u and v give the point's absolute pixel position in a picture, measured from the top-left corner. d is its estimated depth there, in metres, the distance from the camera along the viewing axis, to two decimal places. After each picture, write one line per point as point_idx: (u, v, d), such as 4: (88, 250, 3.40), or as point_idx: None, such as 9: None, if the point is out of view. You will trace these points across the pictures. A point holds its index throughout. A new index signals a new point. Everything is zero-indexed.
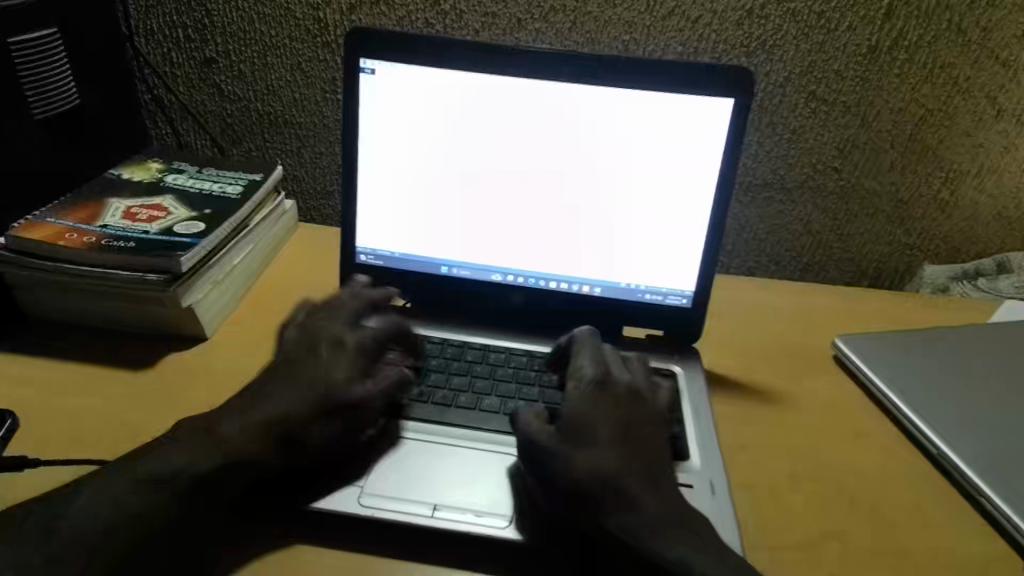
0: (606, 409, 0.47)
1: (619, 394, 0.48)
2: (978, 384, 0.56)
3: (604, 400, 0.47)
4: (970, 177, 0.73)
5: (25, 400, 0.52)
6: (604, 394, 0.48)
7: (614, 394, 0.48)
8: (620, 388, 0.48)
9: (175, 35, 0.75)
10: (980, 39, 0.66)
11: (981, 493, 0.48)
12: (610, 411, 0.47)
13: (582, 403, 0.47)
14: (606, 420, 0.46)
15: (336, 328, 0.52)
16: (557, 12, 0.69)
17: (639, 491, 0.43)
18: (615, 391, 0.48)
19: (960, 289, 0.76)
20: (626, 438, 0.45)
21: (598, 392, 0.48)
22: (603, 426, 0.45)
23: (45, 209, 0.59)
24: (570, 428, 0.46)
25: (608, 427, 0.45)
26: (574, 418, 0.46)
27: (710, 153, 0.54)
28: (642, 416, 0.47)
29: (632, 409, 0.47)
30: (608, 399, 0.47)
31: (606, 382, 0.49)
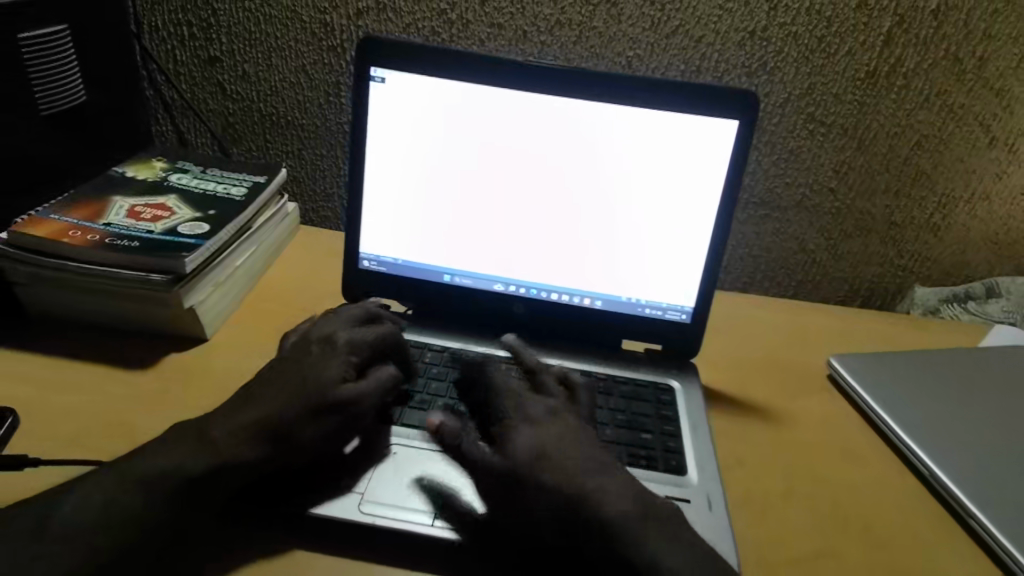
0: (544, 435, 0.45)
1: (544, 415, 0.46)
2: (968, 407, 0.57)
3: (541, 426, 0.45)
4: (962, 204, 0.74)
5: (23, 397, 0.52)
6: (534, 420, 0.46)
7: (541, 417, 0.46)
8: (540, 410, 0.46)
9: (180, 32, 0.75)
10: (976, 69, 0.68)
11: (970, 515, 0.49)
12: (549, 434, 0.45)
13: (518, 430, 0.45)
14: (551, 443, 0.44)
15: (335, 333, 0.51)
16: (562, 26, 0.70)
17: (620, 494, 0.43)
18: (536, 414, 0.46)
19: (951, 311, 0.77)
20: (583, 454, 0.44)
21: (525, 420, 0.46)
22: (552, 449, 0.44)
23: (48, 206, 0.59)
24: (518, 455, 0.43)
25: (556, 449, 0.44)
26: (518, 447, 0.44)
27: (713, 172, 0.55)
28: (574, 434, 0.46)
29: (569, 429, 0.46)
30: (544, 426, 0.45)
31: (524, 407, 0.47)
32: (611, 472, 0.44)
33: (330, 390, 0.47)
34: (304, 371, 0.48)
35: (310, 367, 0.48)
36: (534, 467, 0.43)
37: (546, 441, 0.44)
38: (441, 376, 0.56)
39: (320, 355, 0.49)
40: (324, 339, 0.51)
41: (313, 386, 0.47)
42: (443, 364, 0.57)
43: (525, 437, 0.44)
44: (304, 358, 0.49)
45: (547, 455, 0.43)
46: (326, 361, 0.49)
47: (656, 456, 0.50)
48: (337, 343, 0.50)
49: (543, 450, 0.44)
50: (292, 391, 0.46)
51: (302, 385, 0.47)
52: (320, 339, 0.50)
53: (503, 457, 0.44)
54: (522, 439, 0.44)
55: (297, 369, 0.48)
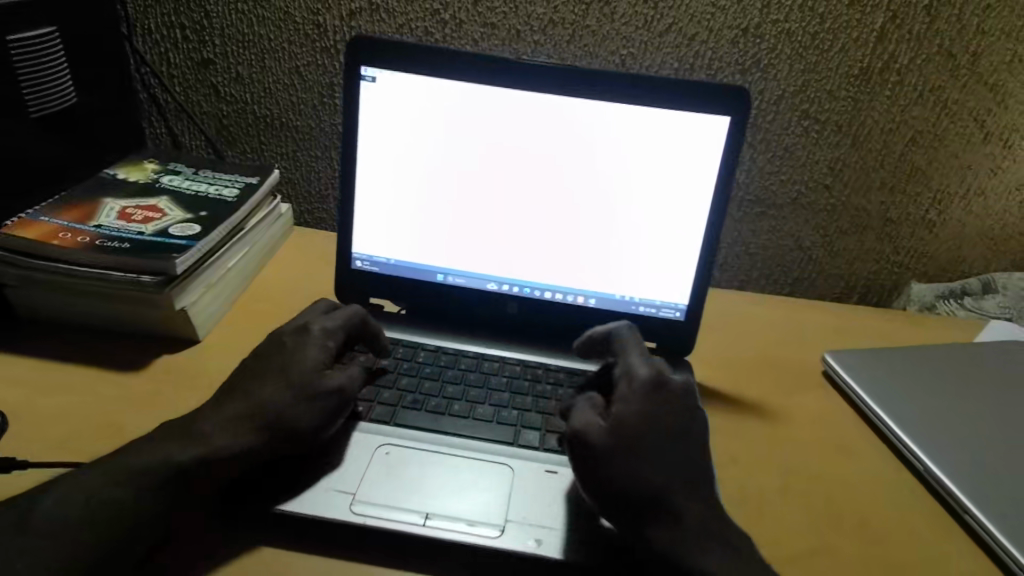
0: (655, 412, 0.45)
1: (675, 392, 0.46)
2: (964, 402, 0.57)
3: (659, 401, 0.45)
4: (958, 199, 0.74)
5: (13, 399, 0.52)
6: (659, 394, 0.46)
7: (669, 394, 0.46)
8: (675, 387, 0.46)
9: (173, 35, 0.75)
10: (970, 64, 0.67)
11: (966, 510, 0.49)
12: (662, 413, 0.45)
13: (633, 403, 0.45)
14: (658, 425, 0.44)
15: (314, 323, 0.53)
16: (555, 25, 0.70)
17: (682, 505, 0.42)
18: (672, 392, 0.46)
19: (947, 307, 0.77)
20: (676, 448, 0.44)
21: (651, 394, 0.46)
22: (656, 429, 0.44)
23: (39, 208, 0.59)
24: (622, 429, 0.44)
25: (654, 431, 0.44)
26: (626, 417, 0.44)
27: (706, 169, 0.55)
28: (696, 420, 0.46)
29: (686, 409, 0.46)
30: (663, 400, 0.46)
31: (663, 381, 0.47)
32: (702, 478, 0.44)
33: (315, 379, 0.48)
34: (285, 361, 0.49)
35: (290, 357, 0.49)
36: (629, 444, 0.43)
37: (656, 419, 0.44)
38: (434, 375, 0.55)
39: (296, 344, 0.51)
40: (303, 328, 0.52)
41: (298, 379, 0.48)
42: (436, 363, 0.57)
43: (635, 410, 0.45)
44: (282, 349, 0.50)
45: (647, 434, 0.44)
46: (306, 350, 0.50)
47: None
48: (312, 332, 0.51)
49: (649, 427, 0.44)
50: (280, 385, 0.47)
51: (288, 375, 0.48)
52: (295, 329, 0.52)
53: (606, 426, 0.44)
54: (637, 412, 0.45)
55: (279, 362, 0.49)
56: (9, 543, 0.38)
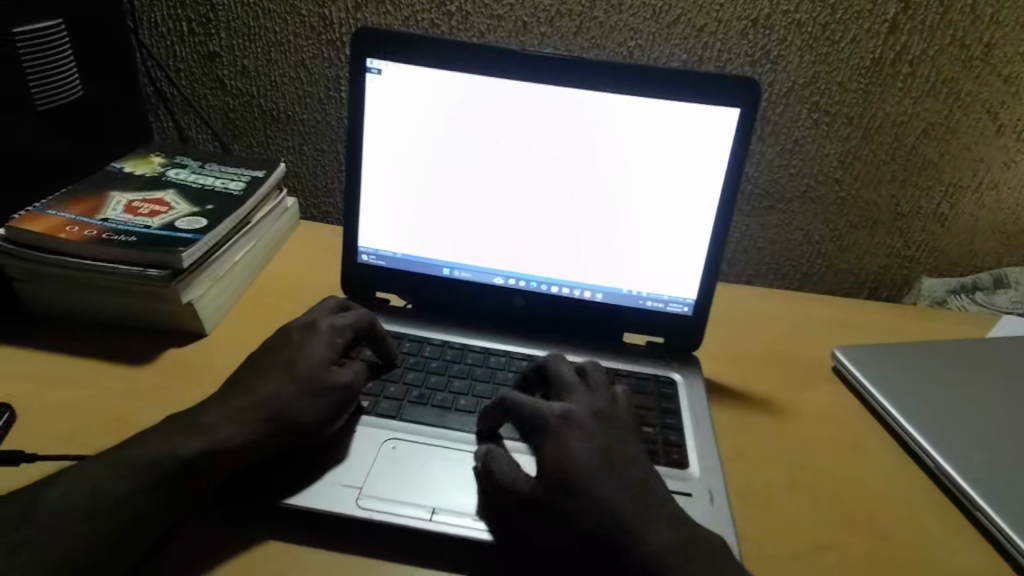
0: (574, 447, 0.43)
1: (585, 423, 0.44)
2: (975, 398, 0.56)
3: (575, 437, 0.43)
4: (970, 192, 0.73)
5: (21, 392, 0.52)
6: (571, 430, 0.44)
7: (583, 426, 0.44)
8: (582, 419, 0.44)
9: (179, 27, 0.75)
10: (984, 55, 0.66)
11: (977, 508, 0.48)
12: (583, 448, 0.43)
13: (550, 446, 0.43)
14: (584, 462, 0.42)
15: (327, 323, 0.52)
16: (563, 17, 0.69)
17: (640, 523, 0.41)
18: (583, 425, 0.44)
19: (958, 302, 0.76)
20: (614, 473, 0.42)
21: (566, 430, 0.44)
22: (584, 467, 0.42)
23: (46, 201, 0.59)
24: (549, 476, 0.42)
25: (581, 468, 0.42)
26: (549, 464, 0.42)
27: (715, 161, 0.54)
28: (615, 445, 0.44)
29: (605, 439, 0.44)
30: (579, 435, 0.44)
31: (568, 415, 0.45)
32: (647, 498, 0.42)
33: (322, 376, 0.48)
34: (291, 356, 0.49)
35: (297, 352, 0.49)
36: (566, 488, 0.41)
37: (580, 458, 0.42)
38: (441, 370, 0.55)
39: (304, 339, 0.51)
40: (317, 326, 0.52)
41: (304, 374, 0.48)
42: (442, 358, 0.57)
43: (555, 453, 0.43)
44: (288, 343, 0.50)
45: (578, 474, 0.42)
46: (314, 347, 0.50)
47: (657, 448, 0.50)
48: (319, 327, 0.51)
49: (577, 467, 0.42)
50: (285, 379, 0.47)
51: (294, 370, 0.48)
52: (303, 325, 0.52)
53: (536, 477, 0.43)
54: (556, 454, 0.43)
55: (285, 357, 0.49)
56: (16, 534, 0.38)
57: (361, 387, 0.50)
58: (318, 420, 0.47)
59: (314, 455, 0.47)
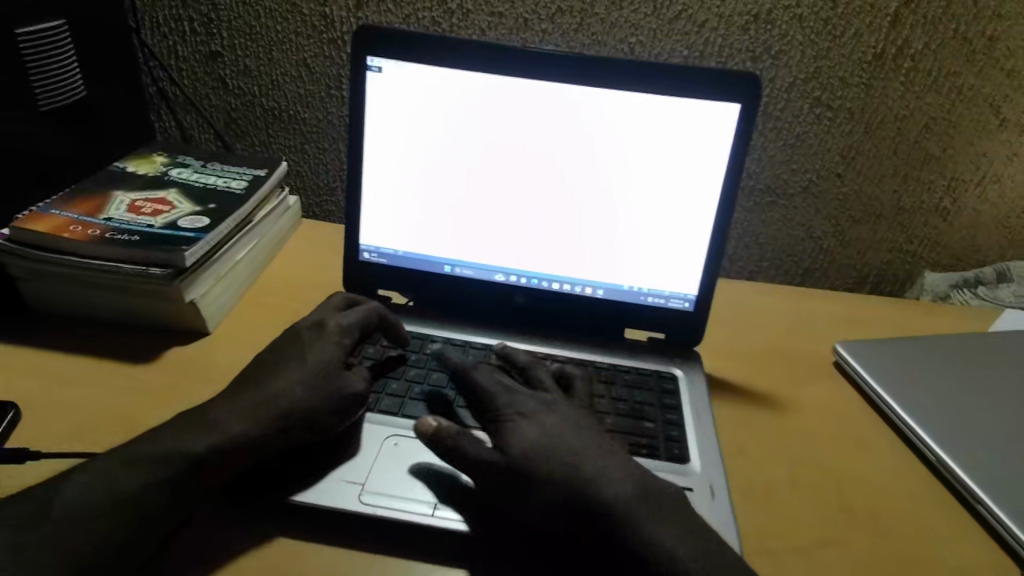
0: (536, 431, 0.44)
1: (541, 410, 0.46)
2: (978, 393, 0.56)
3: (534, 423, 0.45)
4: (972, 186, 0.73)
5: (26, 391, 0.52)
6: (529, 418, 0.45)
7: (538, 413, 0.46)
8: (534, 406, 0.46)
9: (181, 27, 0.75)
10: (986, 49, 0.66)
11: (980, 502, 0.48)
12: (540, 433, 0.44)
13: (512, 432, 0.44)
14: (547, 443, 0.44)
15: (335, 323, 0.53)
16: (563, 13, 0.69)
17: (601, 486, 0.42)
18: (539, 412, 0.46)
19: (961, 297, 0.76)
20: (573, 453, 0.44)
21: (525, 417, 0.45)
22: (548, 448, 0.43)
23: (50, 201, 0.59)
24: (517, 457, 0.43)
25: (546, 448, 0.43)
26: (514, 448, 0.44)
27: (715, 157, 0.55)
28: (574, 427, 0.46)
29: (565, 424, 0.46)
30: (540, 421, 0.45)
31: (523, 404, 0.46)
32: (617, 471, 0.43)
33: (330, 375, 0.49)
34: (300, 354, 0.50)
35: (305, 350, 0.50)
36: (532, 469, 0.43)
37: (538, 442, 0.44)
38: (443, 367, 0.55)
39: (312, 338, 0.51)
40: (330, 327, 0.52)
41: (314, 370, 0.49)
42: (443, 355, 0.57)
43: (519, 437, 0.44)
44: (297, 341, 0.51)
45: (542, 455, 0.43)
46: (322, 345, 0.51)
47: (659, 443, 0.50)
48: (327, 326, 0.52)
49: (541, 448, 0.43)
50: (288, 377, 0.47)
51: (303, 367, 0.49)
52: (310, 324, 0.53)
53: (500, 456, 0.43)
54: (518, 438, 0.44)
55: (294, 353, 0.50)
56: (22, 532, 0.39)
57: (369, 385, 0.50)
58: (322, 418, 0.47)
59: (318, 453, 0.48)
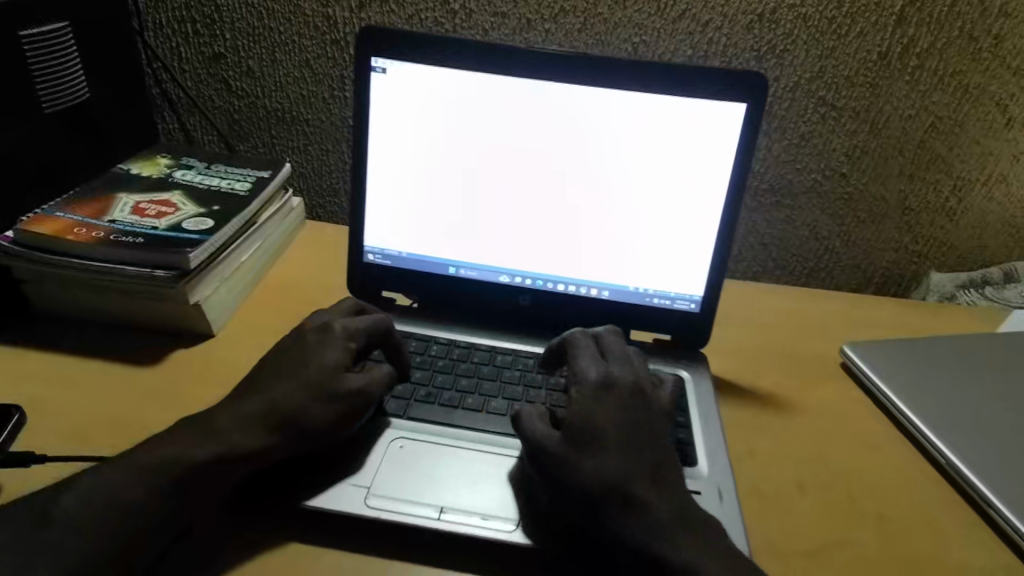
0: (606, 412, 0.44)
1: (620, 391, 0.45)
2: (987, 394, 0.56)
3: (608, 403, 0.44)
4: (979, 186, 0.72)
5: (31, 395, 0.52)
6: (607, 395, 0.45)
7: (618, 394, 0.45)
8: (621, 388, 0.45)
9: (183, 29, 0.75)
10: (992, 48, 0.66)
11: (990, 504, 0.48)
12: (608, 414, 0.44)
13: (583, 405, 0.44)
14: (607, 426, 0.43)
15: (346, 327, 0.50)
16: (566, 13, 0.69)
17: (644, 493, 0.41)
18: (617, 393, 0.45)
19: (967, 297, 0.76)
20: (631, 443, 0.43)
21: (599, 395, 0.45)
22: (608, 428, 0.43)
23: (54, 204, 0.59)
24: (573, 434, 0.43)
25: (609, 430, 0.43)
26: (576, 419, 0.44)
27: (719, 158, 0.54)
28: (643, 416, 0.45)
29: (634, 410, 0.45)
30: (609, 401, 0.44)
31: (610, 381, 0.45)
32: (654, 466, 0.43)
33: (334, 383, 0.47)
34: (302, 357, 0.48)
35: (310, 355, 0.48)
36: (581, 447, 0.43)
37: (604, 423, 0.43)
38: (448, 369, 0.55)
39: (317, 342, 0.49)
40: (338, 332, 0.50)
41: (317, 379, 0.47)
42: (448, 356, 0.57)
43: (585, 412, 0.44)
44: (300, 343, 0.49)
45: (602, 435, 0.43)
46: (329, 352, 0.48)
47: None
48: (333, 330, 0.50)
49: (601, 427, 0.43)
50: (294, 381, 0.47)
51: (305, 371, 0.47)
52: (317, 327, 0.50)
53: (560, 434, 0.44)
54: (583, 414, 0.44)
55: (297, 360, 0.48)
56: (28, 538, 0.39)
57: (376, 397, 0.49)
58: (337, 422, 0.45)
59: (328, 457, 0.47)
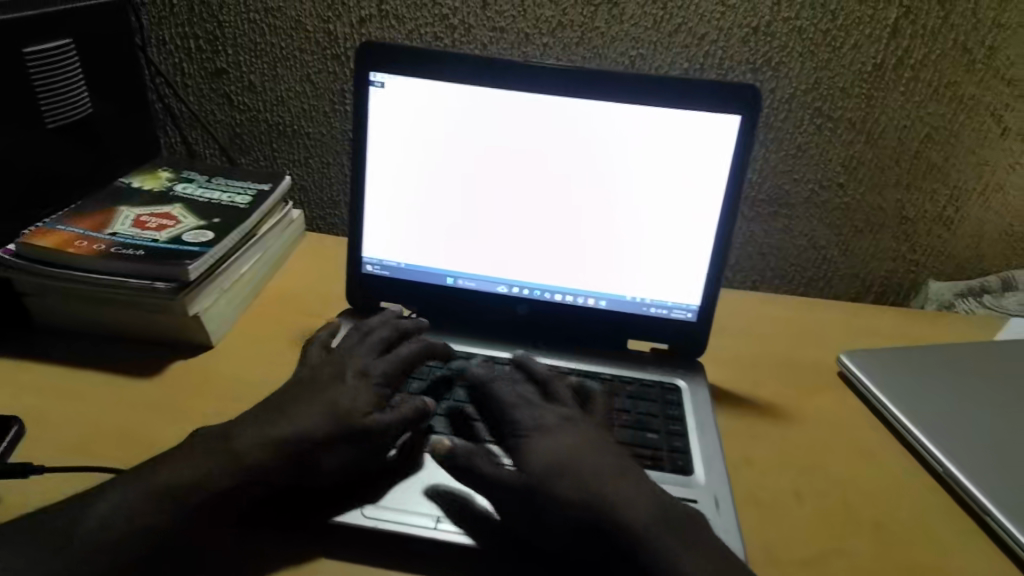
0: (557, 447, 0.44)
1: (556, 426, 0.45)
2: (985, 402, 0.56)
3: (554, 439, 0.44)
4: (976, 195, 0.73)
5: (32, 406, 0.52)
6: (546, 432, 0.45)
7: (554, 428, 0.45)
8: (552, 421, 0.46)
9: (186, 45, 0.76)
10: (986, 59, 0.66)
11: (988, 512, 0.48)
12: (559, 446, 0.44)
13: (535, 448, 0.44)
14: (579, 456, 0.43)
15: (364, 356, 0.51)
16: (564, 28, 0.70)
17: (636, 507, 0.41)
18: (553, 427, 0.45)
19: (967, 306, 0.76)
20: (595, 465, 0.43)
21: (540, 433, 0.45)
22: (569, 462, 0.43)
23: (56, 217, 0.60)
24: (535, 473, 0.43)
25: (570, 463, 0.43)
26: (535, 463, 0.43)
27: (714, 170, 0.55)
28: (591, 442, 0.45)
29: (582, 439, 0.45)
30: (556, 437, 0.44)
31: (541, 419, 0.46)
32: (638, 484, 0.43)
33: (346, 400, 0.47)
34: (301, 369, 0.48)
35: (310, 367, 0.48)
36: (555, 473, 0.42)
37: (560, 455, 0.43)
38: (447, 379, 0.55)
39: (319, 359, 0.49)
40: (353, 359, 0.51)
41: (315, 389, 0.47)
42: (446, 367, 0.57)
43: (540, 454, 0.43)
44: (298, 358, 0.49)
45: (565, 468, 0.42)
46: (342, 375, 0.49)
47: (663, 456, 0.49)
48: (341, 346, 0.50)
49: (559, 462, 0.43)
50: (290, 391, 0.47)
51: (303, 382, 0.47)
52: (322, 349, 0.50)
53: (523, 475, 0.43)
54: (537, 456, 0.43)
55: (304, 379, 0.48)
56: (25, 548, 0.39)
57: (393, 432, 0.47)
58: (338, 436, 0.45)
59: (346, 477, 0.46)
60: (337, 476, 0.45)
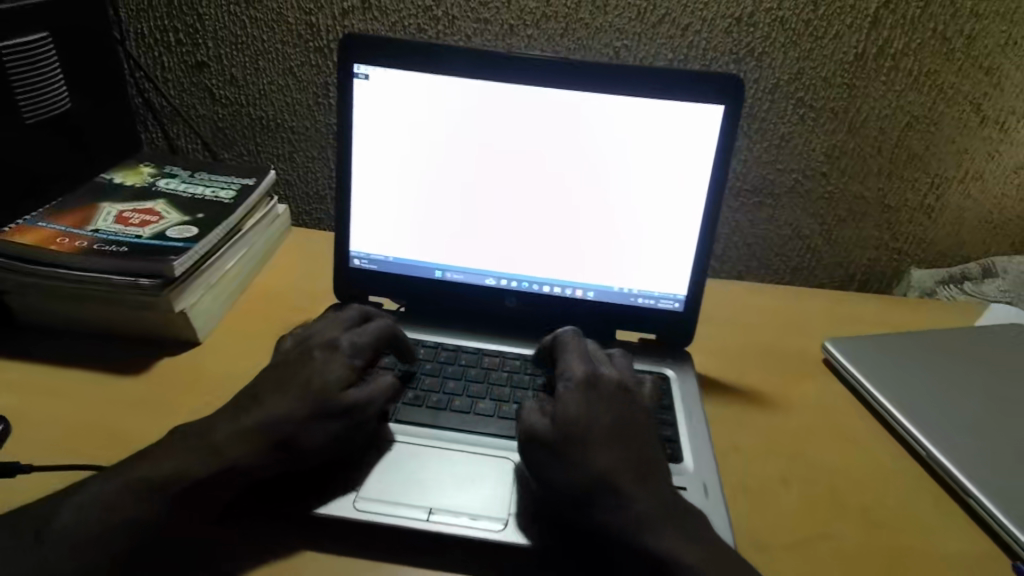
0: (597, 410, 0.44)
1: (608, 390, 0.46)
2: (966, 386, 0.57)
3: (599, 401, 0.45)
4: (956, 183, 0.74)
5: (16, 406, 0.52)
6: (593, 393, 0.45)
7: (605, 391, 0.46)
8: (608, 387, 0.46)
9: (166, 39, 0.75)
10: (965, 48, 0.67)
11: (970, 494, 0.48)
12: (598, 411, 0.44)
13: (576, 402, 0.44)
14: (601, 422, 0.44)
15: (329, 331, 0.51)
16: (548, 19, 0.70)
17: (631, 493, 0.42)
18: (604, 390, 0.46)
19: (948, 292, 0.77)
20: (620, 439, 0.44)
21: (588, 390, 0.45)
22: (599, 425, 0.44)
23: (37, 214, 0.59)
24: (566, 427, 0.43)
25: (602, 426, 0.44)
26: (569, 414, 0.44)
27: (700, 161, 0.55)
28: (631, 415, 0.45)
29: (623, 407, 0.46)
30: (599, 400, 0.45)
31: (595, 379, 0.46)
32: (645, 472, 0.43)
33: (320, 377, 0.47)
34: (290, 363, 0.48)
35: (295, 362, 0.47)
36: (574, 440, 0.43)
37: (596, 418, 0.44)
38: (436, 371, 0.55)
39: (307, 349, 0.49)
40: (319, 336, 0.51)
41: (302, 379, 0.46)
42: (435, 359, 0.57)
43: (577, 408, 0.44)
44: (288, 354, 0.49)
45: (593, 433, 0.43)
46: (310, 353, 0.49)
47: None
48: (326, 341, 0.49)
49: (592, 424, 0.44)
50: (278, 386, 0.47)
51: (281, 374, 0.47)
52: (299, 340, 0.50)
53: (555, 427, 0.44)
54: (577, 411, 0.44)
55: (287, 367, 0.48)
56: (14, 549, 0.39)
57: (377, 407, 0.48)
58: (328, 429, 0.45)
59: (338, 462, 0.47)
60: (324, 454, 0.46)
